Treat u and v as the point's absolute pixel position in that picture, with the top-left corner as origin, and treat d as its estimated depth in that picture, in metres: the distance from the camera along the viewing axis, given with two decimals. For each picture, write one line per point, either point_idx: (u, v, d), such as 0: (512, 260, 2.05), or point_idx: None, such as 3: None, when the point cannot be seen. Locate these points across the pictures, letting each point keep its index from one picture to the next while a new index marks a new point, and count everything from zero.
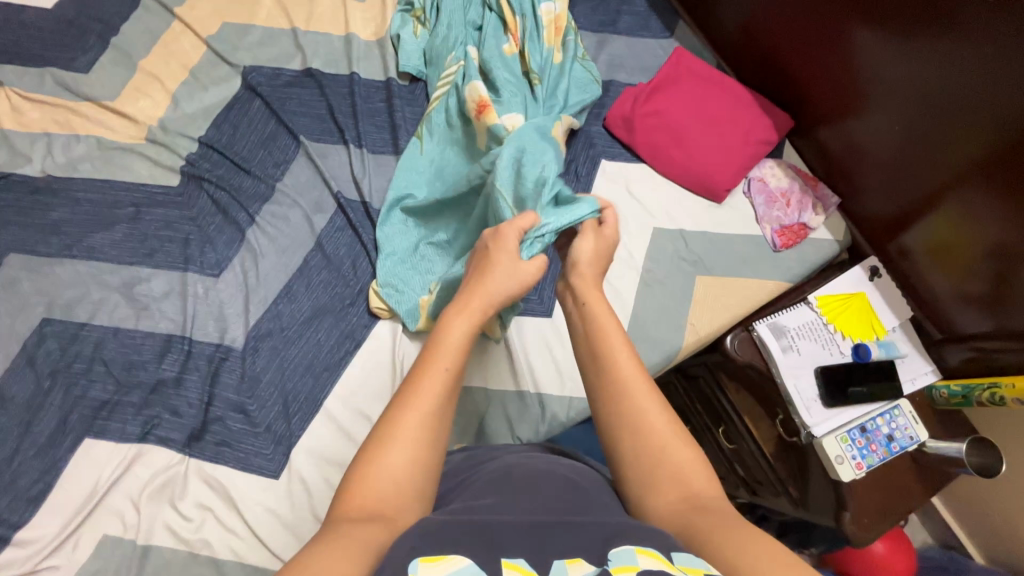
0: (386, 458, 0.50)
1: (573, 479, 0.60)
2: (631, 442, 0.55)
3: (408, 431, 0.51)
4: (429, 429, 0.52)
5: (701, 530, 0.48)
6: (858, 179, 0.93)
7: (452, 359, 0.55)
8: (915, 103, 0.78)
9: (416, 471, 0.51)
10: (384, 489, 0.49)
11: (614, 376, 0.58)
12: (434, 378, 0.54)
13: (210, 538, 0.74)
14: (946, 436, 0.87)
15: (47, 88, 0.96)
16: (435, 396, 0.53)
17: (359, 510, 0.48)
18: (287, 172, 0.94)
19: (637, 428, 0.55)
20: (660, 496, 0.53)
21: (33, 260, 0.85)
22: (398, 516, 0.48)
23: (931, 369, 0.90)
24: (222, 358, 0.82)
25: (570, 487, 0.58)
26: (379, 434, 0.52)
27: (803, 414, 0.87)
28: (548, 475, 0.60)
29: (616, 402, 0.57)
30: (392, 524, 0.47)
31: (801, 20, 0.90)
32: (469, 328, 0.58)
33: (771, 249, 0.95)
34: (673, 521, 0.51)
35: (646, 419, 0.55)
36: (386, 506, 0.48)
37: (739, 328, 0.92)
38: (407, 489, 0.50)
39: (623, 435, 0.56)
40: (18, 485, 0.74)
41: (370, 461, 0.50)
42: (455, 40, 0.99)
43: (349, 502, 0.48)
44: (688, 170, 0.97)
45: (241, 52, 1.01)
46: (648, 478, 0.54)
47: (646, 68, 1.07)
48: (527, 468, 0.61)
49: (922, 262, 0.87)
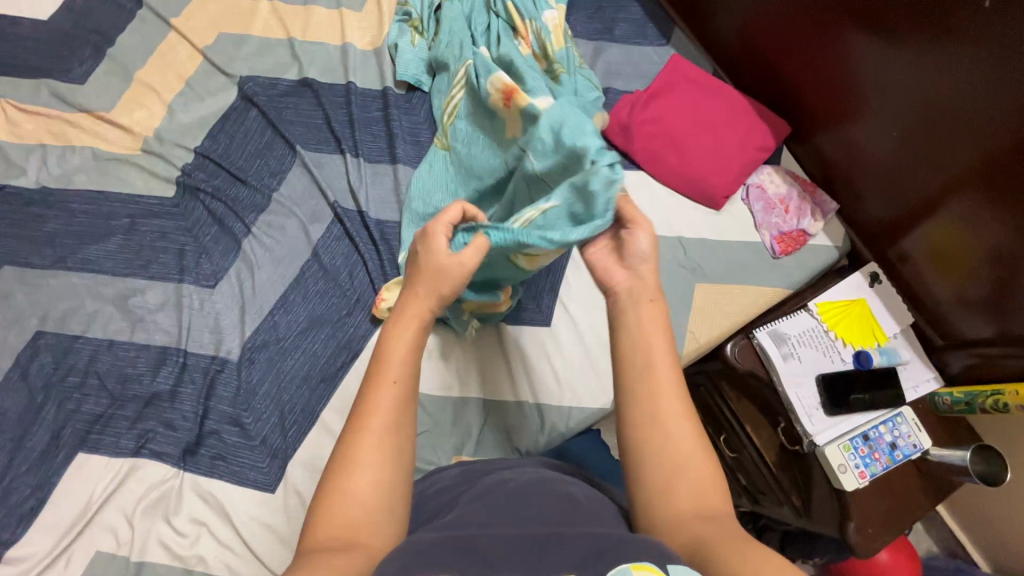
0: (355, 482, 0.50)
1: (571, 494, 0.58)
2: (647, 445, 0.54)
3: (369, 449, 0.51)
4: (388, 447, 0.51)
5: (710, 544, 0.46)
6: (858, 184, 0.92)
7: (398, 373, 0.54)
8: (913, 108, 0.78)
9: (386, 491, 0.50)
10: (352, 515, 0.49)
11: (648, 374, 0.56)
12: (384, 395, 0.53)
13: (204, 554, 0.73)
14: (950, 443, 0.87)
15: (43, 100, 0.96)
16: (388, 411, 0.52)
17: (335, 536, 0.48)
18: (284, 182, 0.93)
19: (658, 432, 0.54)
20: (674, 504, 0.51)
21: (27, 272, 0.84)
22: (373, 539, 0.48)
23: (933, 376, 0.89)
24: (217, 370, 0.81)
25: (566, 498, 0.57)
26: (343, 458, 0.51)
27: (805, 422, 0.86)
28: (545, 491, 0.58)
29: (646, 404, 0.55)
30: (369, 550, 0.47)
31: (797, 26, 0.90)
32: (411, 345, 0.56)
33: (770, 256, 0.95)
34: (683, 531, 0.49)
35: (667, 423, 0.54)
36: (361, 530, 0.48)
37: (739, 336, 0.91)
38: (379, 511, 0.49)
39: (640, 433, 0.54)
40: (10, 501, 0.73)
41: (339, 485, 0.50)
42: (463, 45, 0.95)
43: (324, 529, 0.48)
44: (686, 177, 0.96)
45: (238, 62, 1.01)
46: (659, 484, 0.52)
47: (643, 75, 1.07)
48: (524, 481, 0.60)
49: (921, 268, 0.87)
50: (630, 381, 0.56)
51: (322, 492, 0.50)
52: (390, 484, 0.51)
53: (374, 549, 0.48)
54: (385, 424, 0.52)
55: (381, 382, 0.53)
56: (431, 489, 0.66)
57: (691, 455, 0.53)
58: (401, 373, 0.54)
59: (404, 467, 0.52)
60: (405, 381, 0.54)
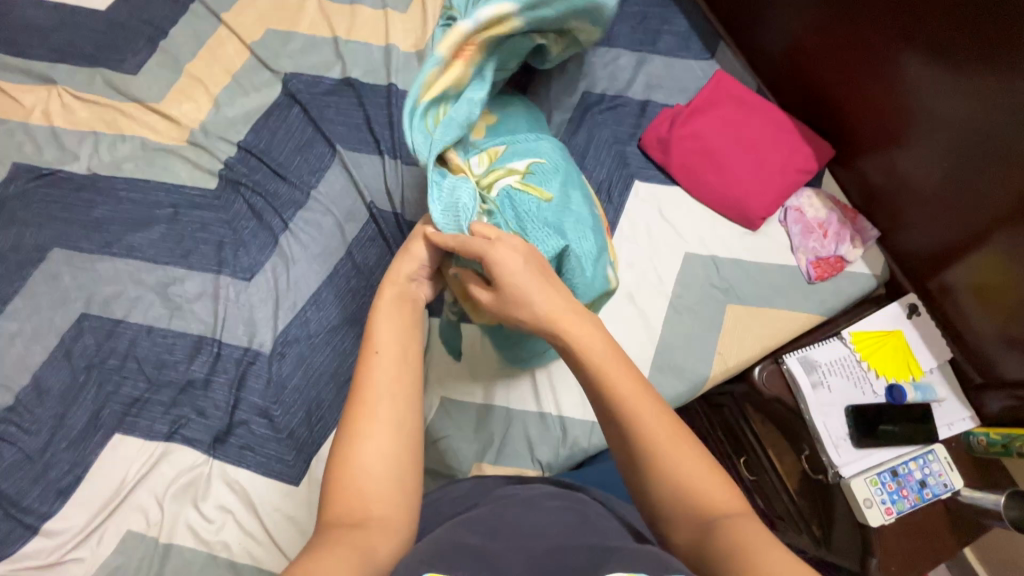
0: (359, 457, 0.51)
1: (585, 514, 0.57)
2: (643, 476, 0.53)
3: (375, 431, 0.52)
4: (389, 419, 0.53)
5: (716, 549, 0.46)
6: (901, 211, 0.90)
7: (383, 353, 0.56)
8: (966, 134, 0.76)
9: (393, 464, 0.52)
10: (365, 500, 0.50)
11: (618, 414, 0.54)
12: (375, 368, 0.54)
13: (229, 541, 0.75)
14: (983, 485, 0.84)
15: (97, 88, 0.99)
16: (383, 386, 0.54)
17: (348, 514, 0.49)
18: (322, 179, 0.95)
19: (653, 492, 0.52)
20: (677, 529, 0.51)
21: (75, 256, 0.88)
22: (383, 515, 0.50)
23: (968, 415, 0.87)
24: (250, 361, 0.83)
25: (573, 510, 0.58)
26: (347, 431, 0.52)
27: (832, 452, 0.85)
28: (555, 514, 0.56)
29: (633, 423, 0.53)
30: (383, 527, 0.49)
31: (846, 45, 0.88)
32: (397, 323, 0.58)
33: (805, 280, 0.93)
34: (692, 546, 0.49)
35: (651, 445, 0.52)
36: (374, 506, 0.50)
37: (768, 360, 0.91)
38: (385, 486, 0.51)
39: (629, 456, 0.53)
40: (49, 475, 0.76)
41: (344, 460, 0.51)
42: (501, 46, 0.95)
43: (338, 505, 0.49)
44: (723, 195, 0.95)
45: (283, 59, 1.03)
46: (662, 506, 0.52)
47: (685, 89, 1.05)
48: (531, 493, 0.61)
49: (965, 302, 0.84)
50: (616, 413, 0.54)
51: (332, 470, 0.51)
52: (394, 457, 0.52)
53: (386, 523, 0.49)
54: (381, 396, 0.53)
55: (366, 355, 0.55)
56: (443, 498, 0.66)
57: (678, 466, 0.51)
58: (384, 346, 0.56)
59: (412, 439, 0.53)
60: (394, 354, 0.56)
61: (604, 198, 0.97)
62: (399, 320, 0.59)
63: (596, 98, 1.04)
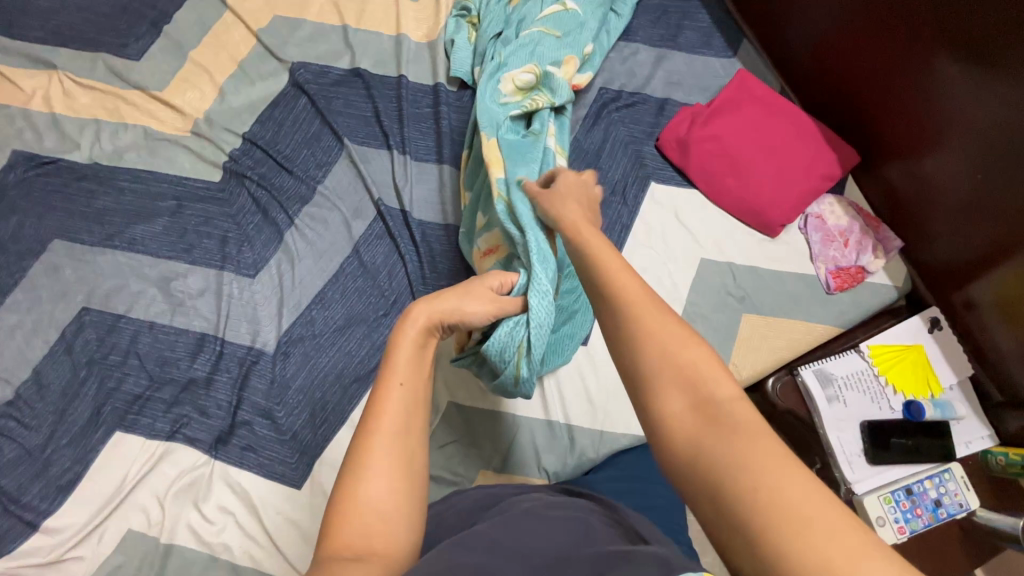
0: (366, 491, 0.49)
1: (590, 521, 0.55)
2: (628, 349, 0.47)
3: (380, 454, 0.50)
4: (398, 454, 0.51)
5: (713, 447, 0.41)
6: (926, 220, 0.86)
7: (404, 377, 0.54)
8: (1001, 142, 0.72)
9: (402, 499, 0.49)
10: (370, 525, 0.48)
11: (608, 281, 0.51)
12: (392, 400, 0.53)
13: (229, 542, 0.74)
14: (1000, 505, 0.82)
15: (99, 74, 0.96)
16: (397, 415, 0.52)
17: (349, 546, 0.47)
18: (329, 174, 0.92)
19: (639, 374, 0.46)
20: (666, 408, 0.44)
21: (77, 248, 0.86)
22: (388, 550, 0.47)
23: (988, 433, 0.84)
24: (253, 361, 0.82)
25: (577, 519, 0.55)
26: (355, 460, 0.50)
27: (845, 468, 0.83)
28: (559, 520, 0.54)
29: (624, 299, 0.49)
30: (386, 560, 0.46)
31: (878, 44, 0.84)
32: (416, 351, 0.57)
33: (823, 291, 0.90)
34: (681, 428, 0.43)
35: (637, 324, 0.47)
36: (376, 539, 0.47)
37: (784, 371, 0.88)
38: (391, 519, 0.48)
39: (615, 334, 0.49)
40: (50, 472, 0.75)
41: (349, 492, 0.49)
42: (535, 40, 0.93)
43: (340, 536, 0.47)
44: (742, 200, 0.92)
45: (290, 47, 1.00)
46: (648, 385, 0.46)
47: (705, 87, 1.02)
48: (534, 504, 0.59)
49: (988, 318, 0.81)
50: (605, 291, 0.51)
51: (337, 498, 0.49)
52: (403, 492, 0.50)
53: (390, 558, 0.47)
54: (392, 431, 0.51)
55: (386, 385, 0.53)
56: (448, 511, 0.64)
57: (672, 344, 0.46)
58: (408, 377, 0.54)
59: (419, 477, 0.51)
60: (411, 381, 0.55)
61: (619, 199, 0.94)
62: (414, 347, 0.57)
63: (613, 95, 1.01)
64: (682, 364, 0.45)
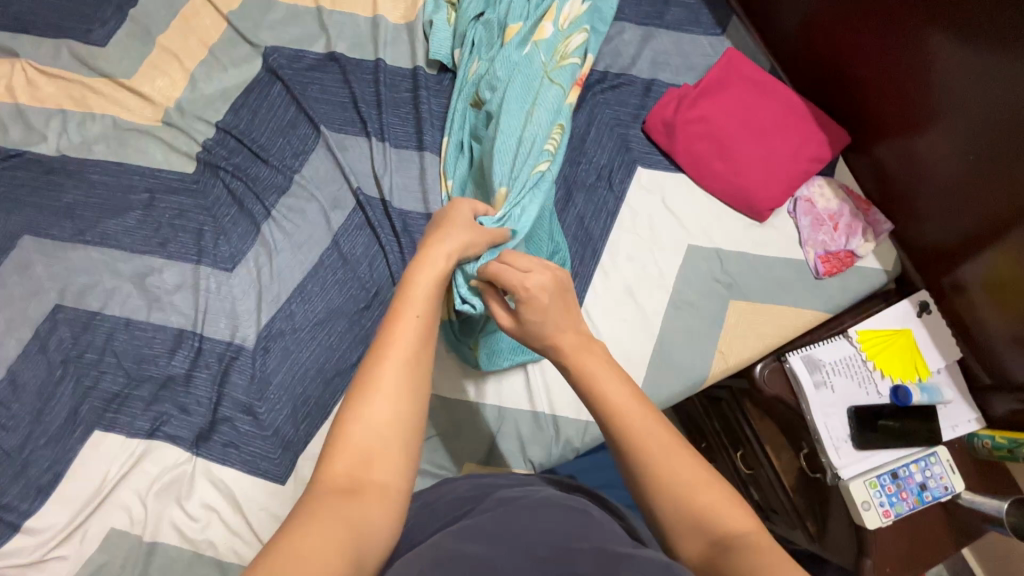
0: (369, 417, 0.48)
1: (582, 508, 0.53)
2: (651, 493, 0.50)
3: (388, 383, 0.49)
4: (406, 385, 0.50)
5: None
6: (917, 202, 0.84)
7: (421, 310, 0.54)
8: (995, 119, 0.70)
9: (401, 431, 0.48)
10: (372, 452, 0.47)
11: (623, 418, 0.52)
12: (402, 335, 0.52)
13: (214, 539, 0.73)
14: (984, 487, 0.83)
15: (64, 62, 0.93)
16: (406, 349, 0.51)
17: (347, 475, 0.45)
18: (306, 163, 0.90)
19: (663, 517, 0.49)
20: (685, 547, 0.48)
21: (47, 244, 0.83)
22: (389, 481, 0.46)
23: (975, 417, 0.84)
24: (232, 357, 0.80)
25: (577, 508, 0.52)
26: (357, 396, 0.49)
27: (831, 454, 0.82)
28: (553, 507, 0.52)
29: (645, 432, 0.51)
30: (383, 492, 0.45)
31: (867, 19, 0.81)
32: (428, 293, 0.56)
33: (812, 275, 0.89)
34: (703, 567, 0.46)
35: (642, 460, 0.50)
36: (375, 470, 0.46)
37: (771, 358, 0.87)
38: (390, 453, 0.47)
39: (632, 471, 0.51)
40: (29, 472, 0.74)
41: (352, 422, 0.47)
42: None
43: (339, 462, 0.46)
44: (729, 184, 0.90)
45: (263, 31, 0.96)
46: (671, 529, 0.49)
47: (693, 67, 0.99)
48: (538, 494, 0.55)
49: (978, 300, 0.80)
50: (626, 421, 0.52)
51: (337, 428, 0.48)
52: (405, 426, 0.48)
53: (388, 490, 0.46)
54: (400, 363, 0.50)
55: (398, 319, 0.53)
56: (440, 501, 0.61)
57: (693, 483, 0.49)
58: (423, 311, 0.54)
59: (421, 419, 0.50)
60: (425, 319, 0.54)
61: (604, 184, 0.92)
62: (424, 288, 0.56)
63: (598, 77, 0.98)
64: (693, 504, 0.48)
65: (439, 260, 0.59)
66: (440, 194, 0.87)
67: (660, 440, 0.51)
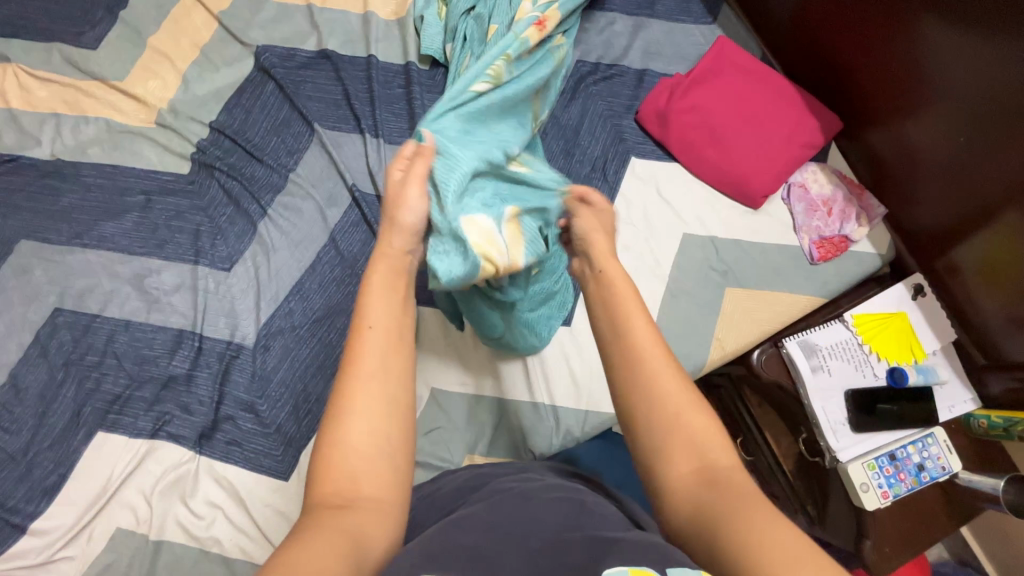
0: (348, 434, 0.46)
1: (580, 498, 0.53)
2: (642, 411, 0.49)
3: (363, 398, 0.47)
4: (382, 397, 0.48)
5: (718, 508, 0.43)
6: (910, 186, 0.85)
7: (376, 320, 0.51)
8: (984, 101, 0.70)
9: (384, 442, 0.47)
10: (356, 467, 0.45)
11: (625, 341, 0.53)
12: (367, 345, 0.49)
13: (220, 536, 0.73)
14: (981, 466, 0.83)
15: (57, 66, 0.93)
16: (375, 358, 0.49)
17: (336, 492, 0.44)
18: (300, 162, 0.90)
19: (652, 443, 0.49)
20: (675, 467, 0.47)
21: (45, 248, 0.84)
22: (375, 494, 0.45)
23: (971, 397, 0.84)
24: (232, 355, 0.81)
25: (572, 500, 0.52)
26: (333, 411, 0.47)
27: (829, 437, 0.83)
28: (551, 497, 0.52)
29: (644, 360, 0.51)
30: (374, 503, 0.44)
31: (856, 5, 0.82)
32: (389, 291, 0.53)
33: (807, 261, 0.89)
34: (688, 497, 0.45)
35: (650, 377, 0.50)
36: (364, 485, 0.45)
37: (767, 344, 0.88)
38: (377, 464, 0.46)
39: (626, 390, 0.51)
40: (34, 474, 0.74)
41: (332, 441, 0.46)
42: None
43: (326, 484, 0.45)
44: (722, 172, 0.91)
45: (254, 30, 0.96)
46: (653, 456, 0.48)
47: (684, 57, 0.99)
48: (533, 483, 0.56)
49: (971, 282, 0.81)
50: (624, 342, 0.53)
51: (319, 455, 0.46)
52: (386, 436, 0.47)
53: (379, 501, 0.45)
54: (370, 374, 0.48)
55: (357, 332, 0.50)
56: (440, 492, 0.62)
57: (683, 409, 0.49)
58: (380, 320, 0.51)
59: (404, 425, 0.48)
60: (386, 325, 0.51)
61: (599, 175, 0.93)
62: (392, 266, 0.55)
63: (590, 68, 0.98)
64: (694, 430, 0.48)
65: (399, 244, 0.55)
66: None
67: (669, 369, 0.51)
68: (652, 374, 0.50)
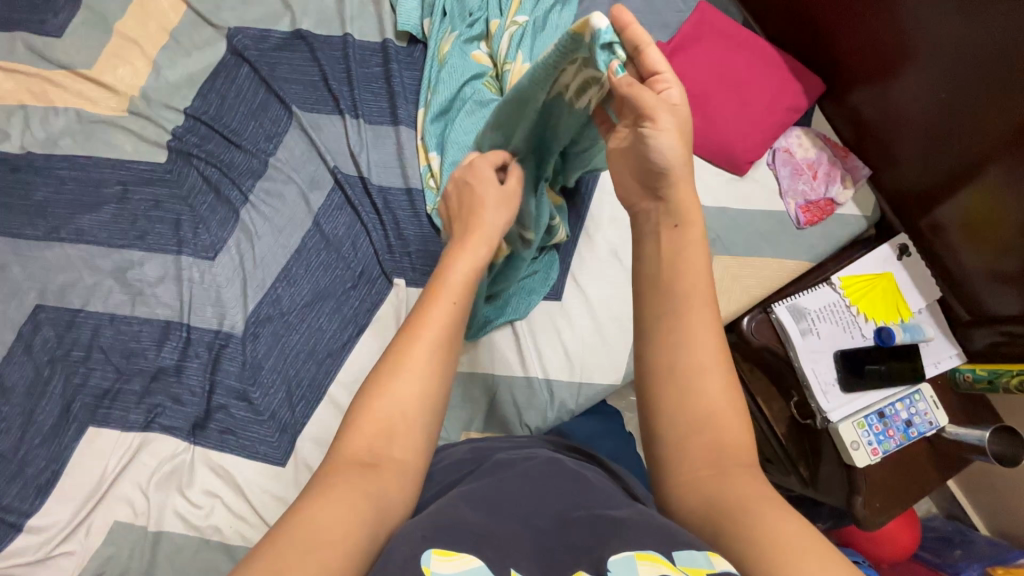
0: (397, 391, 0.47)
1: (578, 471, 0.53)
2: (681, 390, 0.49)
3: (418, 359, 0.48)
4: (435, 366, 0.49)
5: (734, 500, 0.42)
6: (893, 148, 0.85)
7: (457, 297, 0.52)
8: (962, 60, 0.70)
9: (428, 405, 0.48)
10: (394, 427, 0.46)
11: (686, 328, 0.50)
12: (442, 316, 0.51)
13: (220, 525, 0.73)
14: (968, 421, 0.85)
15: (21, 57, 0.90)
16: (443, 331, 0.50)
17: (368, 449, 0.45)
18: (280, 146, 0.88)
19: (683, 425, 0.48)
20: (689, 455, 0.47)
21: (21, 244, 0.82)
22: (405, 457, 0.45)
23: (956, 352, 0.86)
24: (222, 344, 0.80)
25: (571, 476, 0.52)
26: (387, 366, 0.48)
27: (820, 398, 0.84)
28: (549, 470, 0.52)
29: (688, 342, 0.50)
30: (402, 467, 0.45)
31: None
32: (471, 270, 0.55)
33: (794, 226, 0.90)
34: (698, 484, 0.45)
35: (687, 351, 0.50)
36: (395, 445, 0.45)
37: (757, 311, 0.88)
38: (415, 431, 0.46)
39: (670, 363, 0.50)
40: (26, 473, 0.73)
41: (383, 394, 0.46)
42: None
43: (358, 441, 0.45)
44: (707, 139, 0.90)
45: (225, 12, 0.94)
46: (676, 433, 0.48)
47: (665, 24, 0.98)
48: (534, 458, 0.55)
49: (955, 239, 0.81)
50: (674, 314, 0.51)
51: (361, 400, 0.47)
52: (428, 401, 0.48)
53: (405, 466, 0.45)
54: (435, 341, 0.49)
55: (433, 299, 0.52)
56: (436, 467, 0.62)
57: (718, 404, 0.48)
58: (461, 297, 0.53)
59: (443, 392, 0.49)
60: (463, 301, 0.53)
61: None
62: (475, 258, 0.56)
63: None
64: (713, 415, 0.48)
65: (478, 254, 0.56)
66: (420, 165, 0.86)
67: (709, 348, 0.49)
68: (689, 355, 0.49)
